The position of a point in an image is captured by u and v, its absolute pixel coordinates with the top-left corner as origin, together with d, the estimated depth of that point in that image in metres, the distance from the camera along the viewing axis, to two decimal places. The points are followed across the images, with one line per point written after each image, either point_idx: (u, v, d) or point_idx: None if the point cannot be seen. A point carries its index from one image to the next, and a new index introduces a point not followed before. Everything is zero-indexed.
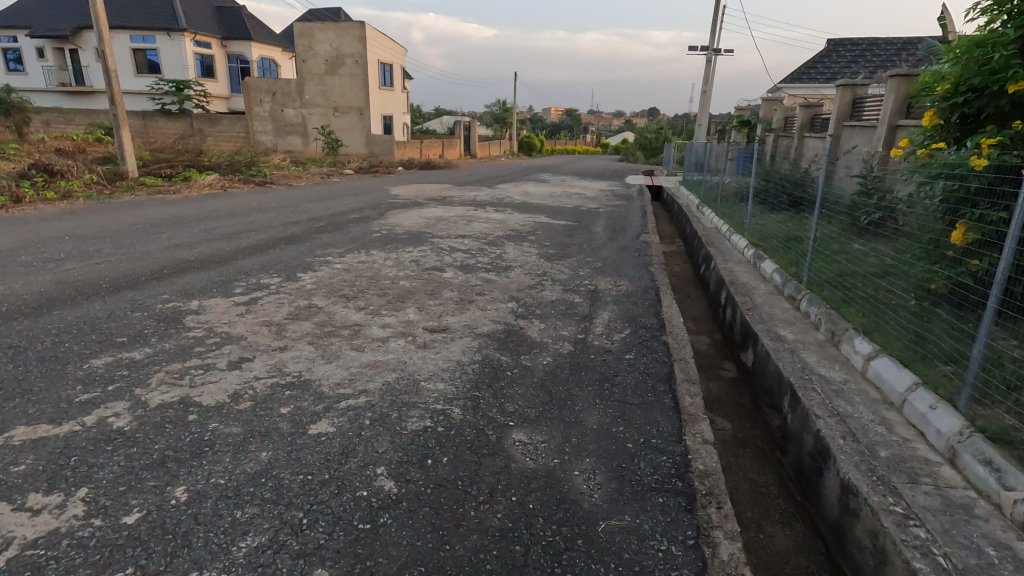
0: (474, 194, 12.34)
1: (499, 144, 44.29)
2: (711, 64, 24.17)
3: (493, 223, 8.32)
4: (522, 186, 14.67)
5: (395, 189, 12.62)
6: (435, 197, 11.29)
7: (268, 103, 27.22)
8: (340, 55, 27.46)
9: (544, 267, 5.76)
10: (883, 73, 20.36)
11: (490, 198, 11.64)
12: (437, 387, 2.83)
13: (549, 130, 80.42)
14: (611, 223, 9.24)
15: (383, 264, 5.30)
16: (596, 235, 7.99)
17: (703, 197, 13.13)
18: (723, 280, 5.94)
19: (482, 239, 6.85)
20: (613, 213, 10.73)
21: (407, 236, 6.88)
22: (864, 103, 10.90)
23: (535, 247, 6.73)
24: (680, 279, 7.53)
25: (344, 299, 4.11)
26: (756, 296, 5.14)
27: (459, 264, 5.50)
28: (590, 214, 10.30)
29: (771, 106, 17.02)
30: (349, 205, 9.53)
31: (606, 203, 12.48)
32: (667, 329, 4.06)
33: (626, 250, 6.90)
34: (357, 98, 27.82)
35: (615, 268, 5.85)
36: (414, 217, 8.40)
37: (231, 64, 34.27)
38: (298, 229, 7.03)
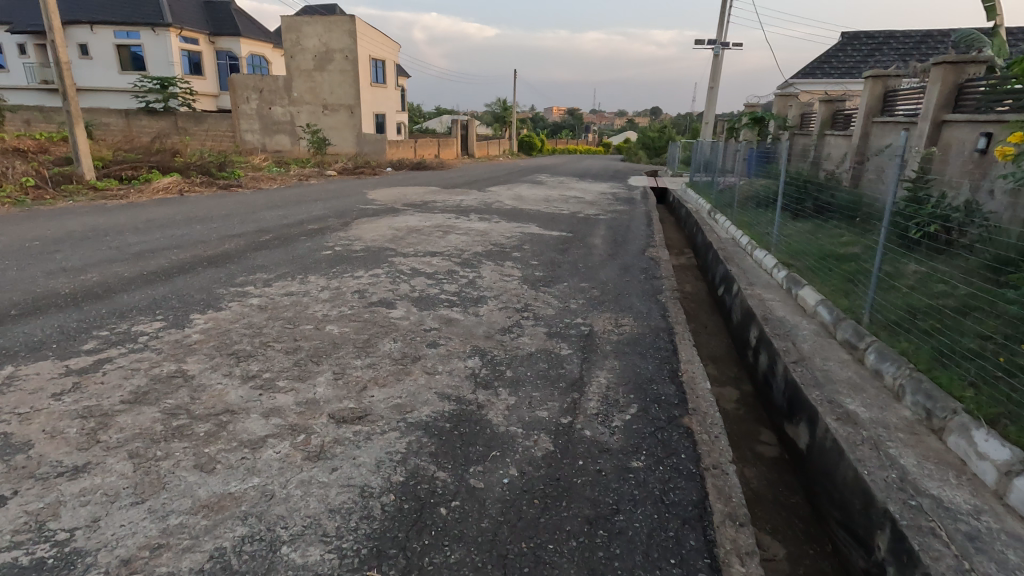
0: (459, 197, 11.17)
1: (498, 144, 43.21)
2: (718, 60, 22.96)
3: (474, 235, 7.13)
4: (515, 188, 13.49)
5: (373, 193, 11.46)
6: (415, 203, 10.11)
7: (255, 100, 26.11)
8: (329, 50, 26.32)
9: (525, 296, 4.56)
10: (903, 66, 19.13)
11: (477, 203, 10.46)
12: (307, 561, 1.65)
13: (549, 129, 79.17)
14: (611, 233, 8.04)
15: (317, 295, 4.13)
16: (593, 250, 6.79)
17: (714, 202, 11.91)
18: (752, 313, 4.73)
19: (454, 258, 5.68)
20: (614, 220, 9.52)
21: (364, 253, 5.72)
22: (898, 97, 9.68)
23: (518, 267, 5.54)
24: (694, 304, 6.32)
25: (234, 358, 2.94)
26: (800, 341, 3.92)
27: (416, 296, 4.33)
28: (587, 221, 9.10)
29: (785, 102, 15.77)
30: (313, 212, 8.37)
31: (607, 208, 11.29)
32: (688, 404, 2.85)
33: (629, 270, 5.69)
34: (347, 96, 26.67)
35: (615, 299, 4.65)
36: (382, 228, 7.23)
37: (219, 60, 33.15)
38: (233, 245, 5.86)
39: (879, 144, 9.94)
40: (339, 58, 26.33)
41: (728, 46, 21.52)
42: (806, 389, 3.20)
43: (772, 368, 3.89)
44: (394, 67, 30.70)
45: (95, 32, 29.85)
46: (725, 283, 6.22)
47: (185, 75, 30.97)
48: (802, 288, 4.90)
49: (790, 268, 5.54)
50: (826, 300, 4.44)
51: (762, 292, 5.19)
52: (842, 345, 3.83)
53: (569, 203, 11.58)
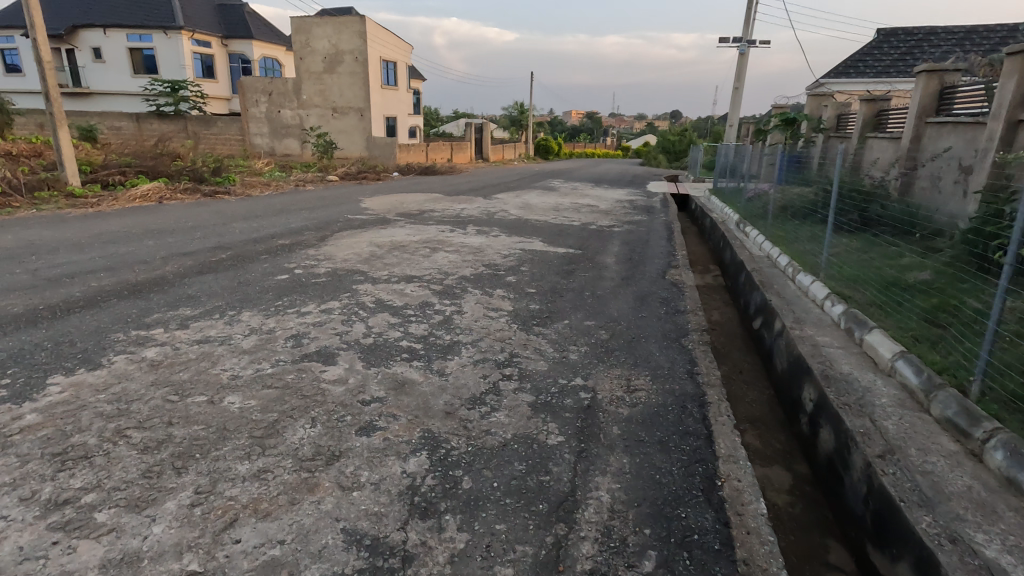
0: (460, 205, 10.26)
1: (513, 148, 42.34)
2: (744, 59, 21.74)
3: (466, 252, 6.17)
4: (524, 195, 12.52)
5: (368, 200, 10.61)
6: (410, 212, 9.22)
7: (264, 103, 25.57)
8: (339, 52, 25.68)
9: (513, 342, 3.57)
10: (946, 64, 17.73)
11: (479, 212, 9.53)
12: None
13: (567, 133, 78.10)
14: (627, 249, 7.02)
15: (238, 343, 3.20)
16: (604, 272, 5.78)
17: (742, 211, 10.78)
18: (805, 363, 3.68)
19: (433, 285, 4.72)
20: (631, 233, 8.48)
21: (327, 278, 4.80)
22: (958, 94, 8.50)
23: (510, 297, 4.57)
24: (724, 338, 5.29)
25: (59, 462, 2.00)
26: (882, 418, 2.87)
27: (369, 342, 3.37)
28: (598, 234, 8.09)
29: (819, 102, 14.54)
30: (292, 224, 7.51)
31: (623, 218, 10.24)
32: (734, 553, 1.84)
33: (646, 302, 4.67)
34: (357, 98, 26.02)
35: (628, 345, 3.64)
36: (362, 244, 6.32)
37: (232, 63, 32.89)
38: (178, 266, 4.99)
39: (935, 147, 8.75)
40: (349, 60, 25.69)
41: (755, 44, 20.28)
42: (909, 512, 2.16)
43: (840, 453, 2.86)
44: (406, 69, 29.99)
45: (108, 35, 29.69)
46: (763, 313, 5.19)
47: (197, 78, 30.68)
48: (870, 331, 3.84)
49: (849, 302, 4.46)
50: (908, 353, 3.38)
51: (815, 335, 4.13)
52: (943, 426, 2.77)
53: (581, 211, 10.57)
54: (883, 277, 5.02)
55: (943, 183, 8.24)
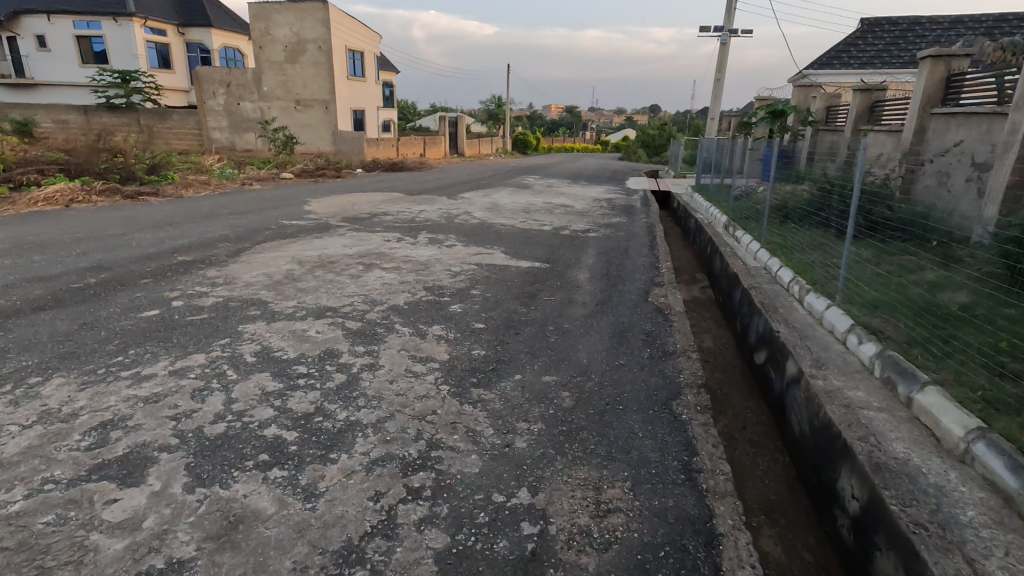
0: (418, 208, 9.14)
1: (490, 142, 41.12)
2: (725, 50, 20.87)
3: (408, 269, 5.08)
4: (492, 194, 11.42)
5: (314, 201, 9.43)
6: (358, 217, 8.09)
7: (222, 95, 23.99)
8: (301, 40, 24.22)
9: (436, 420, 2.51)
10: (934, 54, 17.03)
11: (438, 216, 8.43)
12: None
13: (545, 127, 77.03)
14: (603, 262, 6.00)
15: (3, 445, 2.09)
16: (574, 294, 4.75)
17: (729, 211, 9.85)
18: (839, 438, 2.70)
19: (351, 321, 3.64)
20: (608, 239, 7.46)
21: (213, 313, 3.67)
22: (967, 82, 7.66)
23: (451, 336, 3.52)
24: (720, 378, 4.34)
25: None
26: (979, 556, 1.89)
27: (220, 430, 2.29)
28: (571, 242, 7.06)
29: (807, 94, 13.70)
30: (208, 234, 6.33)
31: (600, 219, 9.23)
32: None
33: (625, 340, 3.64)
34: (322, 90, 24.61)
35: (599, 420, 2.60)
36: (282, 260, 5.19)
37: (190, 53, 31.22)
38: (18, 298, 3.82)
39: (942, 141, 7.90)
40: (312, 49, 24.27)
41: (737, 32, 19.41)
42: None
43: None
44: (374, 60, 28.59)
45: (52, 22, 27.74)
46: (766, 348, 4.24)
47: (151, 68, 28.86)
48: (922, 389, 2.86)
49: (884, 339, 3.49)
50: (990, 433, 2.41)
51: (845, 389, 3.15)
52: None
53: (553, 213, 9.53)
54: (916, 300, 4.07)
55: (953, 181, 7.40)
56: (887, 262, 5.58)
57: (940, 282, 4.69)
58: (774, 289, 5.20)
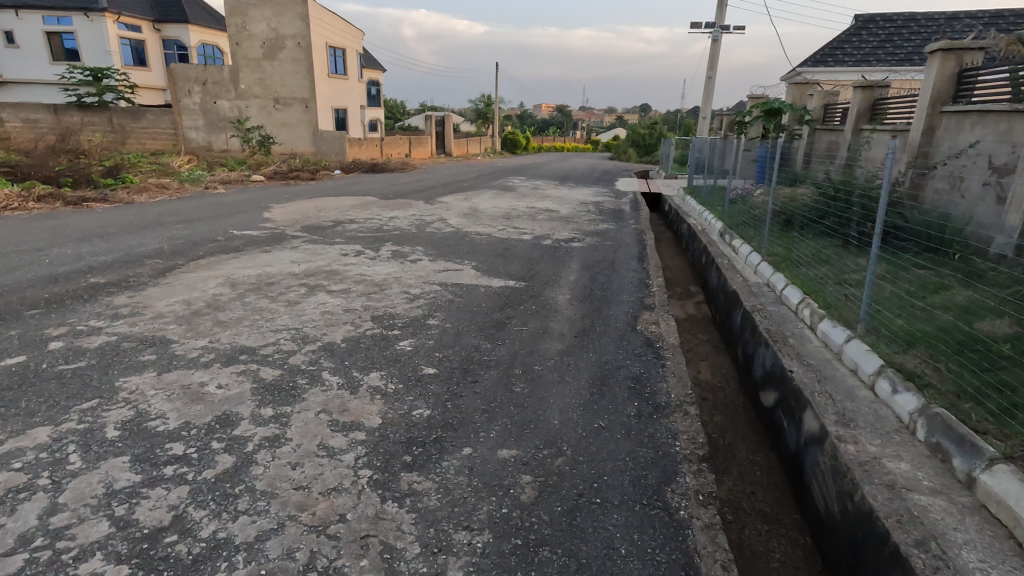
0: (388, 216, 8.42)
1: (478, 143, 40.36)
2: (716, 47, 20.31)
3: (358, 292, 4.37)
4: (472, 198, 10.71)
5: (276, 208, 8.68)
6: (320, 226, 7.37)
7: (197, 93, 23.07)
8: (280, 36, 23.39)
9: (341, 533, 1.82)
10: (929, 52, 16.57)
11: (409, 224, 7.73)
12: None
13: (535, 127, 76.42)
14: (586, 279, 5.32)
15: None
16: (550, 322, 4.06)
17: (724, 217, 9.21)
18: (887, 541, 2.04)
19: (266, 369, 2.93)
20: (593, 250, 6.78)
21: (95, 359, 2.95)
22: (981, 77, 7.06)
23: (390, 389, 2.82)
24: (720, 422, 3.70)
25: None
26: None
27: (15, 568, 1.58)
28: (551, 254, 6.37)
29: (802, 92, 13.12)
30: (140, 248, 5.60)
31: (586, 226, 8.56)
32: None
33: (607, 391, 2.96)
34: (301, 88, 23.79)
35: (568, 526, 1.92)
36: (211, 281, 4.46)
37: (167, 50, 30.29)
38: None
39: (954, 142, 7.29)
40: (291, 45, 23.46)
41: (728, 29, 18.81)
42: None
43: None
44: (356, 58, 27.77)
45: (21, 17, 26.70)
46: (775, 388, 3.61)
47: (125, 66, 27.85)
48: (988, 467, 2.21)
49: (925, 389, 2.83)
50: None
51: (884, 459, 2.49)
52: None
53: (535, 219, 8.85)
54: (953, 332, 3.42)
55: (969, 185, 6.78)
56: (906, 280, 4.94)
57: (972, 307, 4.07)
58: (780, 313, 4.55)
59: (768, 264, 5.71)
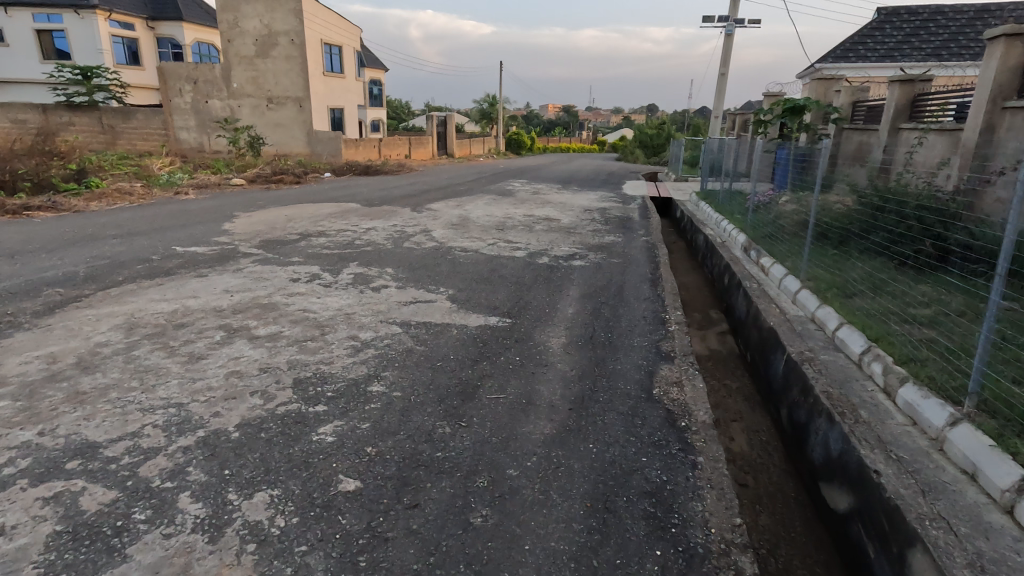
0: (366, 227, 7.45)
1: (481, 143, 39.36)
2: (729, 42, 19.17)
3: (289, 339, 3.38)
4: (464, 205, 9.71)
5: (239, 218, 7.71)
6: (281, 240, 6.41)
7: (189, 92, 22.21)
8: (272, 32, 22.48)
9: None
10: (961, 45, 15.35)
11: (385, 238, 6.74)
12: None
13: (540, 127, 75.38)
14: (589, 313, 4.30)
15: None
16: (538, 385, 3.04)
17: (746, 228, 8.16)
18: None
19: (93, 491, 1.92)
20: (597, 270, 5.75)
21: None
22: None
23: (275, 528, 1.82)
24: (768, 528, 2.69)
25: None
26: None
27: None
28: (546, 277, 5.35)
29: (827, 87, 11.97)
30: (47, 273, 4.63)
31: (589, 239, 7.53)
32: None
33: (615, 526, 1.93)
34: (295, 86, 22.89)
35: None
36: (105, 323, 3.49)
37: (161, 49, 29.57)
38: None
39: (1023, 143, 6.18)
40: (284, 42, 22.56)
41: (742, 22, 17.67)
42: None
43: None
44: (353, 55, 26.83)
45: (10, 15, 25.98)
46: (848, 487, 2.59)
47: (118, 64, 27.08)
48: None
49: None
50: None
51: None
52: None
53: (532, 231, 7.83)
54: None
55: None
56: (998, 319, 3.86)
57: None
58: (839, 365, 3.51)
59: (810, 293, 4.67)
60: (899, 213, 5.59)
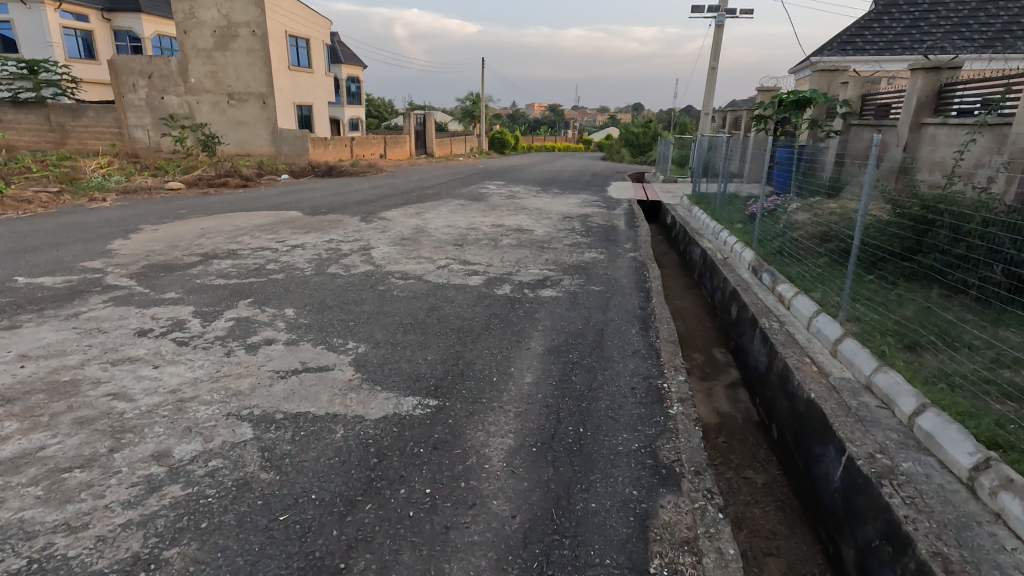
0: (291, 245, 6.08)
1: (463, 142, 37.95)
2: (719, 34, 17.99)
3: (46, 465, 2.04)
4: (422, 214, 8.37)
5: (139, 233, 6.33)
6: (171, 265, 5.02)
7: (142, 87, 20.62)
8: (232, 23, 20.88)
9: None
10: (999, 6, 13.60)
11: (309, 260, 5.38)
12: None
13: (525, 126, 74.11)
14: (554, 383, 2.99)
15: None
16: (448, 565, 1.72)
17: (750, 240, 6.91)
18: None
19: None
20: (570, 304, 4.45)
21: None
22: None
23: None
24: None
25: None
26: None
27: None
28: (502, 317, 4.04)
29: (832, 79, 10.78)
30: None
31: (565, 256, 6.23)
32: None
33: None
34: (257, 81, 21.33)
35: None
36: None
37: (120, 42, 27.85)
38: None
39: None
40: (244, 34, 20.97)
41: (734, 10, 16.44)
42: None
43: None
44: (322, 49, 25.26)
45: None
46: None
47: (69, 57, 25.21)
48: None
49: None
50: None
51: None
52: None
53: (497, 247, 6.51)
54: None
55: None
56: None
57: None
58: (939, 489, 2.23)
59: (858, 346, 3.40)
60: (955, 230, 4.37)
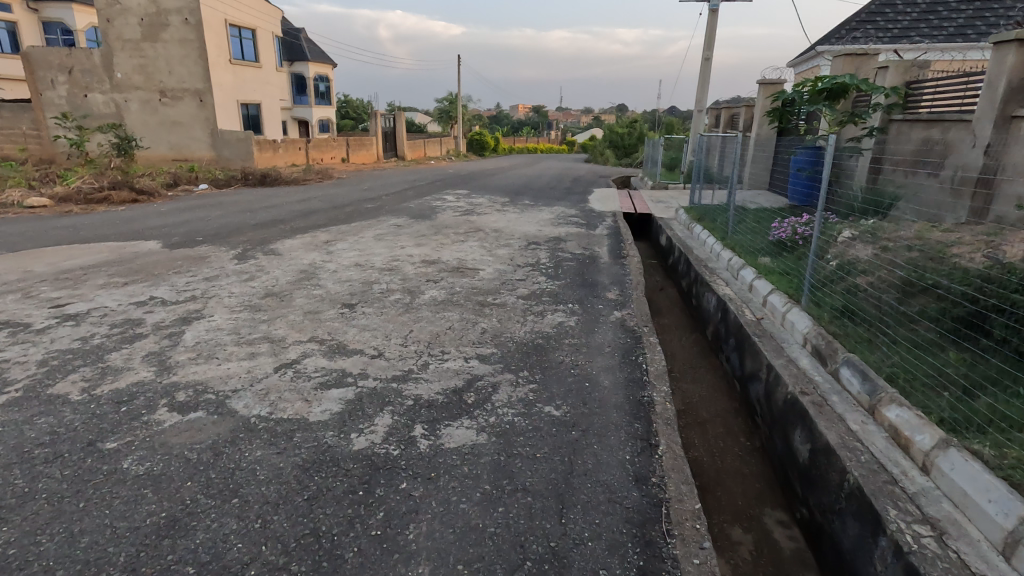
0: (66, 316, 3.72)
1: (439, 143, 35.58)
2: (713, 19, 15.79)
3: None
4: (329, 247, 6.07)
5: None
6: None
7: (63, 84, 18.07)
8: (161, 11, 18.26)
9: None
10: None
11: (51, 358, 3.05)
12: None
13: (508, 127, 71.82)
14: None
15: None
16: None
17: (788, 287, 4.69)
18: None
19: None
20: (493, 480, 2.16)
21: None
22: None
23: None
24: None
25: None
26: None
27: None
28: (322, 553, 1.74)
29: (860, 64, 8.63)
30: None
31: (513, 326, 3.93)
32: None
33: None
34: (193, 76, 18.79)
35: None
36: None
37: (50, 35, 25.21)
38: None
39: None
40: (176, 22, 18.37)
41: None
42: None
43: None
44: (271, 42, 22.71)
45: None
46: None
47: None
48: None
49: None
50: None
51: None
52: None
53: (409, 307, 4.24)
54: None
55: None
56: None
57: None
58: None
59: None
60: None
